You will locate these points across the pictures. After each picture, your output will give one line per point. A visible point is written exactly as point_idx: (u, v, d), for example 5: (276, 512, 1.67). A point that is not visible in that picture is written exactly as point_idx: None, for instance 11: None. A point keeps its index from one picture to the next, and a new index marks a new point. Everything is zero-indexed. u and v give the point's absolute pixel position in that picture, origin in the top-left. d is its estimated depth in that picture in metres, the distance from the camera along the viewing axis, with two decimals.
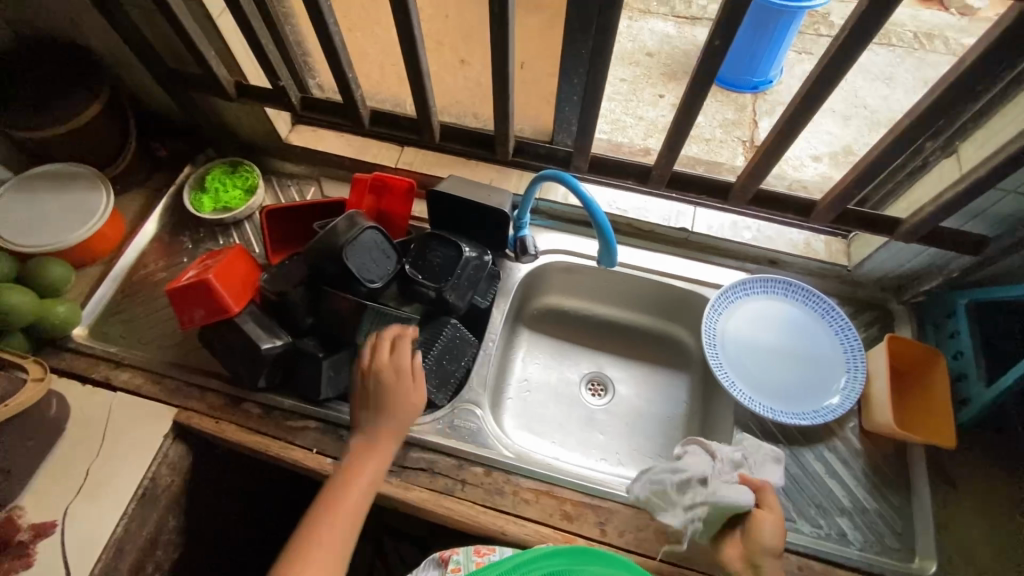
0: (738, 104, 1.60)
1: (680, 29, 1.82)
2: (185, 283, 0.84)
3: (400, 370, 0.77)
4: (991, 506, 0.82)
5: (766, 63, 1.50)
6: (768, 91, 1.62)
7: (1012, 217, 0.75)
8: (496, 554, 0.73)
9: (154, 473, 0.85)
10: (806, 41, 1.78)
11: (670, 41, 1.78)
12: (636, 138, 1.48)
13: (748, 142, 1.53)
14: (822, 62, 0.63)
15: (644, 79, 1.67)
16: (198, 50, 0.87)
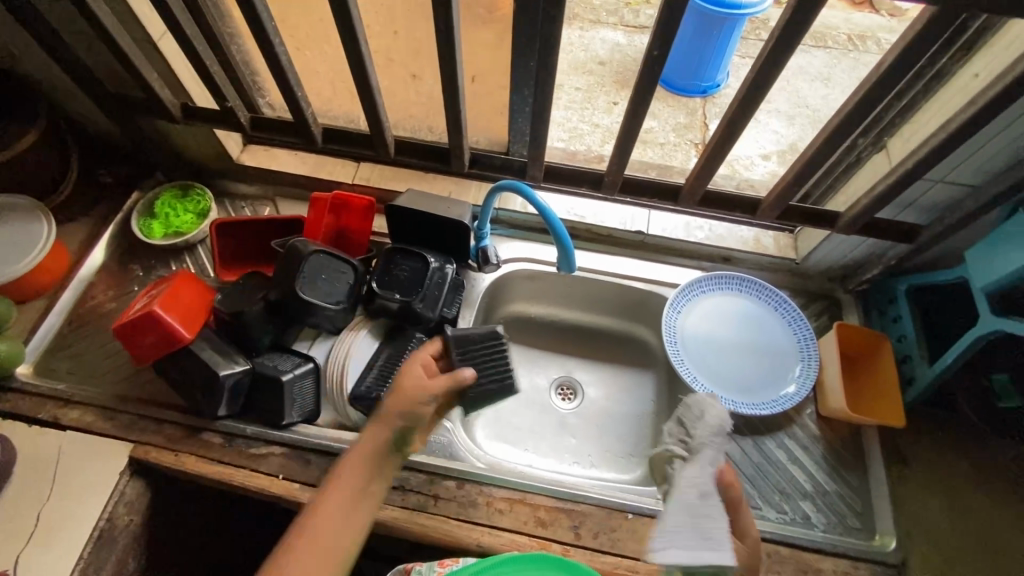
0: (689, 108, 1.66)
1: (630, 37, 1.87)
2: (132, 316, 0.81)
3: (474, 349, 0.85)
4: (943, 480, 0.87)
5: (713, 69, 1.55)
6: (715, 95, 1.68)
7: (940, 206, 0.81)
8: (460, 563, 0.71)
9: (111, 513, 0.81)
10: (748, 46, 1.86)
11: (621, 49, 1.83)
12: (593, 145, 1.52)
13: (700, 144, 1.59)
14: (752, 70, 0.66)
15: (598, 87, 1.71)
16: (140, 74, 0.84)
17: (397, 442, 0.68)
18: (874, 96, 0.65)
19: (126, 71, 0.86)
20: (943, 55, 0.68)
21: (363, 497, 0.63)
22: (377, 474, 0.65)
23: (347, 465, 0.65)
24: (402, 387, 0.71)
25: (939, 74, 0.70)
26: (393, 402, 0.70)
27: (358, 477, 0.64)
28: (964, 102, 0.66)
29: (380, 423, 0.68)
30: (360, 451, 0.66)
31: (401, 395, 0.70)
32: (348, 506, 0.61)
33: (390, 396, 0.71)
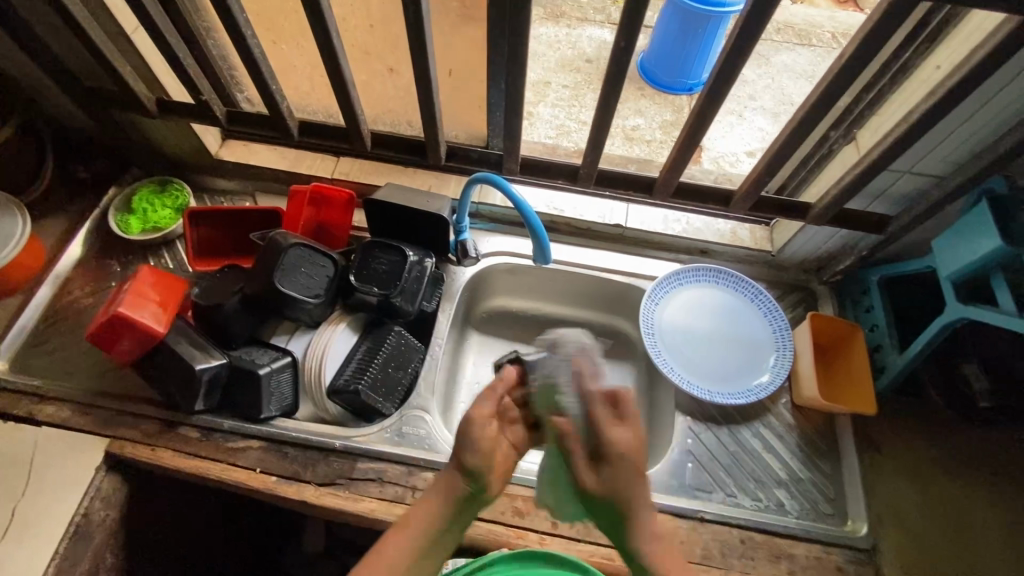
0: (676, 105, 1.67)
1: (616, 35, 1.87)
2: (100, 324, 0.81)
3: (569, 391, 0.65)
4: (913, 465, 0.88)
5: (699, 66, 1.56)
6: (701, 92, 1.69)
7: (908, 196, 0.82)
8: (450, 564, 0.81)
9: (86, 508, 0.81)
10: None
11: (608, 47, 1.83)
12: (579, 142, 1.53)
13: None
14: (719, 61, 0.67)
15: (585, 85, 1.72)
16: (113, 67, 0.84)
17: (472, 489, 0.62)
18: (838, 87, 0.66)
19: (99, 64, 0.85)
20: (908, 46, 0.70)
21: (428, 544, 0.59)
22: (447, 521, 0.61)
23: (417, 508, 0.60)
24: (465, 425, 0.63)
25: (905, 65, 0.71)
26: (461, 446, 0.62)
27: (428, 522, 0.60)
28: (925, 93, 0.67)
29: (449, 469, 0.62)
30: (428, 499, 0.61)
31: (467, 436, 0.62)
32: (412, 554, 0.58)
33: (456, 438, 0.63)
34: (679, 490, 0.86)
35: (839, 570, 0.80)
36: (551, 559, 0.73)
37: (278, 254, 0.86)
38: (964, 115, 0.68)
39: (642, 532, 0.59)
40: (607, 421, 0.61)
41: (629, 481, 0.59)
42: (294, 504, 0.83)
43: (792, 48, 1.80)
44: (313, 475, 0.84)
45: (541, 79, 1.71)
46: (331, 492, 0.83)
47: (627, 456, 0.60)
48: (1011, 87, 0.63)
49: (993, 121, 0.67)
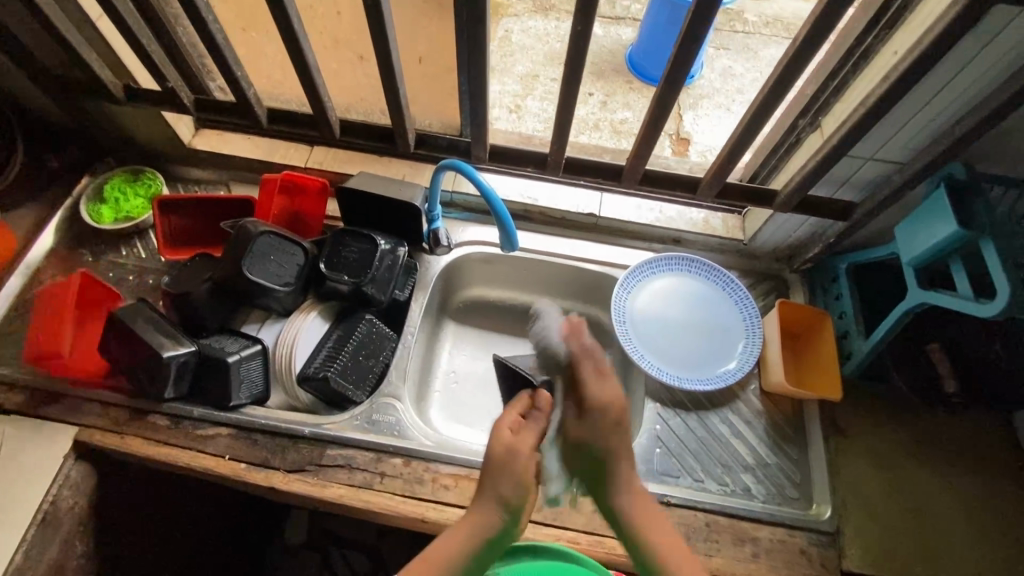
0: None
1: (607, 29, 1.77)
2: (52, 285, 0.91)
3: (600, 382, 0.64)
4: (877, 450, 0.89)
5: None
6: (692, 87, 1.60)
7: (873, 183, 0.83)
8: None
9: (55, 495, 0.81)
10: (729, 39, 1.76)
11: (598, 41, 1.74)
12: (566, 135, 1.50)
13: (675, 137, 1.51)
14: (676, 46, 0.67)
15: None
16: (78, 55, 0.84)
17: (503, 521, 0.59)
18: (795, 72, 0.67)
19: (64, 52, 0.85)
20: (868, 33, 0.70)
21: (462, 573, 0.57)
22: (483, 553, 0.58)
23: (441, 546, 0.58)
24: (498, 459, 0.59)
25: (866, 51, 0.72)
26: (499, 478, 0.59)
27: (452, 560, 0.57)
28: (882, 78, 0.68)
29: (481, 503, 0.59)
30: (461, 527, 0.58)
31: (503, 471, 0.59)
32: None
33: (487, 474, 0.59)
34: (646, 475, 0.87)
35: (802, 552, 0.82)
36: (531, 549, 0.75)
37: (248, 241, 0.86)
38: (921, 101, 0.69)
39: (620, 489, 0.61)
40: (587, 382, 0.63)
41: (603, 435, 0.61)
42: (263, 490, 0.84)
43: (783, 41, 1.73)
44: (282, 462, 0.85)
45: (528, 72, 1.66)
46: (300, 479, 0.83)
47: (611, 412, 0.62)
48: (963, 72, 0.64)
49: (948, 107, 0.68)
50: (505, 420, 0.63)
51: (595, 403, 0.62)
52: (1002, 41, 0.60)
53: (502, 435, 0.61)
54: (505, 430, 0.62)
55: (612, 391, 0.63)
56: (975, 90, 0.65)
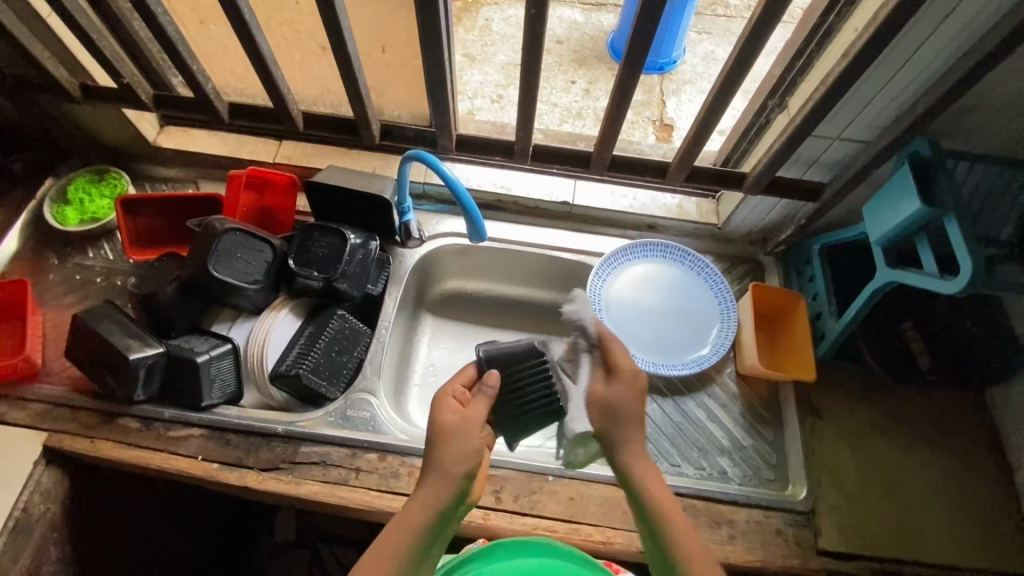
0: (646, 84, 1.57)
1: (587, 15, 1.76)
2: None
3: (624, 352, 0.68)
4: (852, 429, 0.90)
5: (668, 45, 1.49)
6: (672, 72, 1.59)
7: (839, 162, 0.82)
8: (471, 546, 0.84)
9: (26, 501, 0.80)
10: (708, 19, 1.73)
11: (579, 28, 1.72)
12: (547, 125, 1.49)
13: (657, 121, 1.50)
14: (632, 27, 0.66)
15: (555, 67, 1.64)
16: (29, 53, 0.82)
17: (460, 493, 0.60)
18: (753, 51, 0.67)
19: (15, 50, 0.82)
20: (828, 11, 0.69)
21: (418, 548, 0.57)
22: (438, 525, 0.59)
23: (400, 525, 0.57)
24: (448, 429, 0.61)
25: (828, 30, 0.71)
26: (450, 454, 0.59)
27: (413, 532, 0.57)
28: (841, 55, 0.68)
29: (434, 477, 0.59)
30: (411, 507, 0.58)
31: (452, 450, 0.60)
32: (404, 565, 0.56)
33: (438, 444, 0.60)
34: None
35: (778, 532, 0.83)
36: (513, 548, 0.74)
37: (212, 237, 0.85)
38: (883, 78, 0.69)
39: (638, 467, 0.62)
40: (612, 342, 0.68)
41: (633, 398, 0.64)
42: (237, 490, 0.83)
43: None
44: (256, 460, 0.84)
45: (509, 61, 1.63)
46: (274, 477, 0.83)
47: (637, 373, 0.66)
48: (919, 48, 0.64)
49: (908, 84, 0.68)
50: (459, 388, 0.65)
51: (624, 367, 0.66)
52: (955, 17, 0.60)
53: (451, 419, 0.61)
54: (449, 412, 0.62)
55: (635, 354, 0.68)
56: (933, 67, 0.65)
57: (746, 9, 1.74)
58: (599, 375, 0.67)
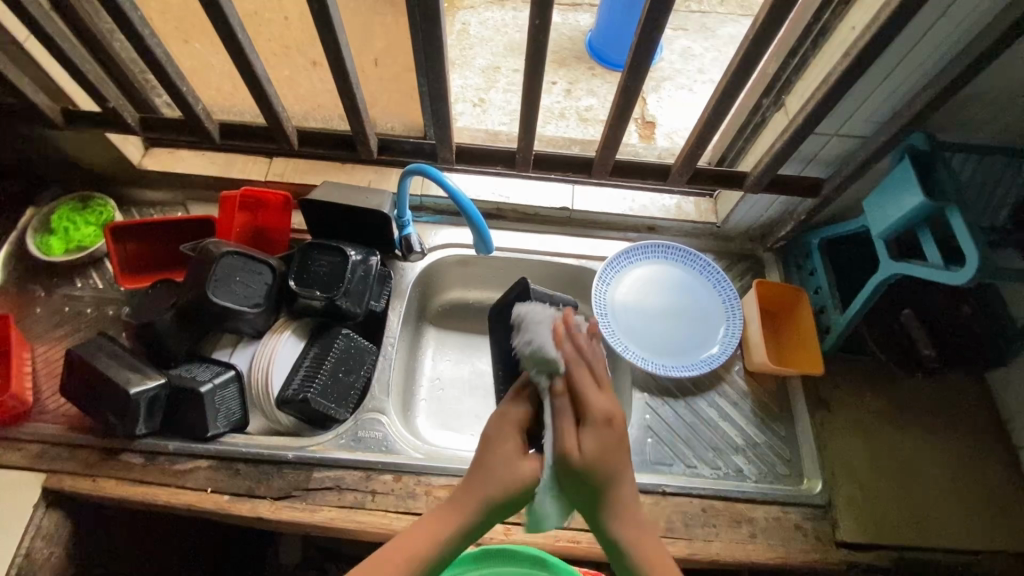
0: None
1: (564, 15, 1.76)
2: None
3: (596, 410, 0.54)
4: (862, 420, 0.91)
5: None
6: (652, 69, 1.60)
7: (839, 158, 0.83)
8: None
9: (28, 548, 0.76)
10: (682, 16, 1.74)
11: (556, 29, 1.72)
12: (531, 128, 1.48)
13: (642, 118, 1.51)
14: (636, 33, 0.66)
15: None
16: (10, 80, 0.78)
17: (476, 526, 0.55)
18: (757, 52, 0.67)
19: None
20: (824, 11, 0.70)
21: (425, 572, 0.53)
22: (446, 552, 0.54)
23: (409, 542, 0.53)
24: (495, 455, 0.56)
25: (823, 30, 0.72)
26: (484, 474, 0.55)
27: (418, 552, 0.53)
28: (841, 55, 0.69)
29: (461, 495, 0.55)
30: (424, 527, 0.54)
31: (489, 467, 0.55)
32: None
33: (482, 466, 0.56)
34: (639, 466, 0.87)
35: (797, 527, 0.83)
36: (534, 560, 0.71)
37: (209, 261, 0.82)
38: (881, 74, 0.69)
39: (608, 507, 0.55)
40: (589, 390, 0.55)
41: (609, 459, 0.54)
42: (250, 521, 0.81)
43: (739, 18, 1.73)
44: (267, 489, 0.82)
45: (489, 65, 1.62)
46: (288, 505, 0.81)
47: (609, 423, 0.54)
48: (916, 47, 0.65)
49: (905, 82, 0.69)
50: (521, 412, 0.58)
51: (576, 450, 0.53)
52: (952, 14, 0.60)
53: (494, 431, 0.57)
54: (493, 425, 0.58)
55: (610, 401, 0.55)
56: (931, 62, 0.66)
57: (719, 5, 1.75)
58: (568, 426, 0.54)
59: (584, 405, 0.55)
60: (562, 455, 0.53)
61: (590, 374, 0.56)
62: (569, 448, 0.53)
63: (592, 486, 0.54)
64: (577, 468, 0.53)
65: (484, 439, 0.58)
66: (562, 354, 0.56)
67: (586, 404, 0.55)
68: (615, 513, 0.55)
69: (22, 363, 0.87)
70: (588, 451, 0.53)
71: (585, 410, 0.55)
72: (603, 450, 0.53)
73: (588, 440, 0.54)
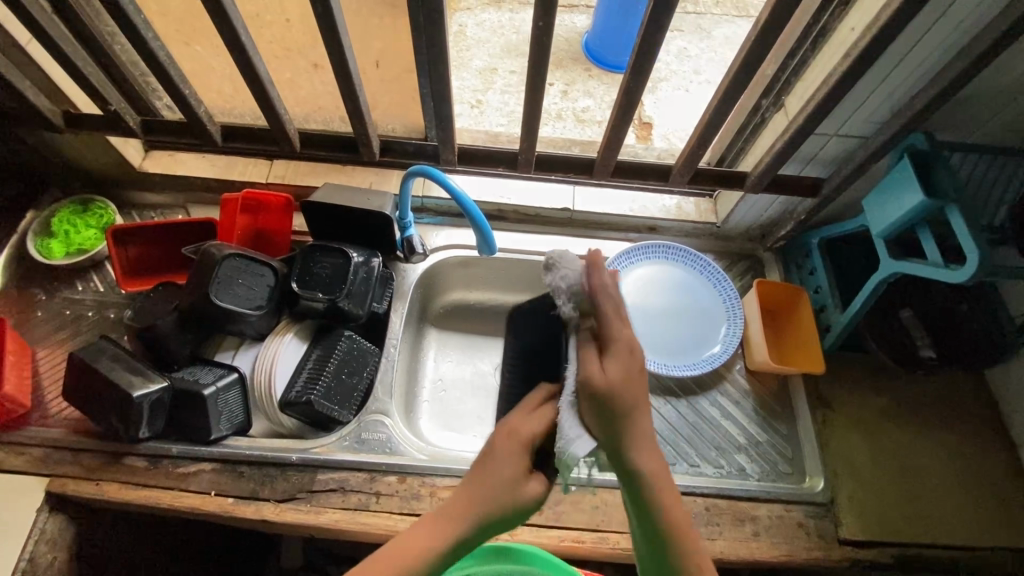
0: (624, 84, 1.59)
1: (561, 17, 1.76)
2: None
3: (621, 337, 0.52)
4: (863, 418, 0.91)
5: None
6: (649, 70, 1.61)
7: (838, 158, 0.84)
8: None
9: (32, 552, 0.76)
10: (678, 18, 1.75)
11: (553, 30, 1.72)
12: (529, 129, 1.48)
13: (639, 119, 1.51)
14: (638, 35, 0.66)
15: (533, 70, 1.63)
16: (11, 84, 0.78)
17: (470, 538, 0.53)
18: (757, 54, 0.67)
19: None
20: (823, 13, 0.71)
21: None
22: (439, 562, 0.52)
23: (402, 554, 0.51)
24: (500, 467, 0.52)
25: (822, 31, 0.73)
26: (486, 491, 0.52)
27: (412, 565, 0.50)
28: (841, 56, 0.69)
29: (459, 506, 0.52)
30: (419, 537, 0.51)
31: (490, 482, 0.52)
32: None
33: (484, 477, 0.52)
34: None
35: (800, 525, 0.84)
36: (540, 560, 0.71)
37: (211, 263, 0.82)
38: (879, 75, 0.70)
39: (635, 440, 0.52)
40: (612, 315, 0.52)
41: (631, 386, 0.51)
42: (254, 523, 0.81)
43: (735, 19, 1.74)
44: (272, 492, 0.82)
45: (487, 66, 1.62)
46: (292, 508, 0.81)
47: (633, 352, 0.52)
48: (914, 48, 0.66)
49: (903, 83, 0.70)
50: (536, 429, 0.53)
51: (603, 376, 0.50)
52: (950, 15, 0.61)
53: (502, 445, 0.53)
54: (503, 437, 0.53)
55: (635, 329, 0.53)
56: (929, 63, 0.67)
57: (715, 6, 1.76)
58: (591, 354, 0.52)
59: (608, 331, 0.52)
60: (584, 379, 0.51)
61: (616, 298, 0.53)
62: (592, 371, 0.51)
63: (615, 413, 0.50)
64: (600, 392, 0.50)
65: (489, 448, 0.53)
66: (588, 281, 0.54)
67: (609, 329, 0.53)
68: (637, 443, 0.52)
69: (23, 366, 0.87)
70: (614, 372, 0.51)
71: (608, 336, 0.53)
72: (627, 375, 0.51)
73: (615, 366, 0.51)
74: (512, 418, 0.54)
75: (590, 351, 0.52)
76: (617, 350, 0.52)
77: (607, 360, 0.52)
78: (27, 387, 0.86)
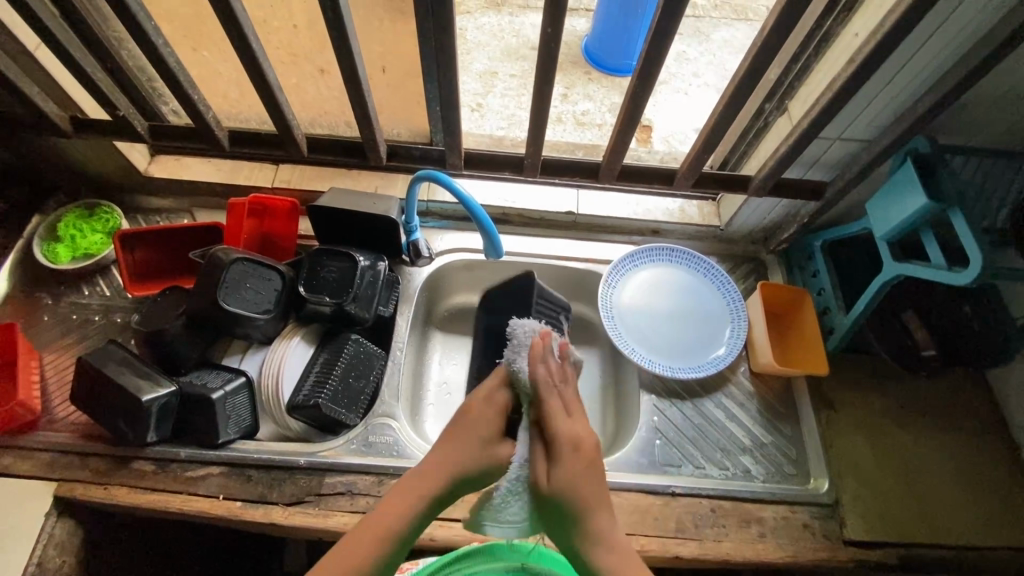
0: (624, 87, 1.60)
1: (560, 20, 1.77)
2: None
3: (569, 439, 0.55)
4: (867, 420, 0.92)
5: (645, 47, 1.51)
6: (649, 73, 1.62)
7: (841, 161, 0.85)
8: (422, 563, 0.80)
9: (41, 556, 0.76)
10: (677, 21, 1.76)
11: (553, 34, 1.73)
12: None
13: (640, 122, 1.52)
14: (646, 40, 0.67)
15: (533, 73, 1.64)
16: (21, 90, 0.79)
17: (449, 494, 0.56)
18: (763, 59, 0.68)
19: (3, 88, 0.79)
20: (827, 19, 0.72)
21: (402, 538, 0.53)
22: (424, 517, 0.55)
23: (388, 503, 0.54)
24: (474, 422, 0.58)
25: (827, 36, 0.73)
26: (461, 441, 0.57)
27: (395, 515, 0.53)
28: (846, 61, 0.70)
29: (438, 463, 0.56)
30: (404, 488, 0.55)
31: (465, 434, 0.57)
32: (386, 552, 0.52)
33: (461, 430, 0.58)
34: (648, 468, 0.88)
35: (805, 526, 0.84)
36: (552, 560, 0.71)
37: (218, 268, 0.82)
38: (883, 80, 0.71)
39: (590, 543, 0.52)
40: (555, 415, 0.56)
41: (579, 487, 0.53)
42: (263, 527, 0.81)
43: (734, 22, 1.75)
44: (280, 495, 0.82)
45: (487, 69, 1.63)
46: (301, 511, 0.81)
47: (578, 450, 0.54)
48: (918, 53, 0.67)
49: (907, 87, 0.71)
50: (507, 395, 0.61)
51: (546, 479, 0.54)
52: (953, 21, 0.62)
53: (478, 406, 0.59)
54: (479, 400, 0.60)
55: (580, 427, 0.56)
56: (933, 69, 0.68)
57: (714, 9, 1.77)
58: (540, 455, 0.56)
59: (551, 431, 0.55)
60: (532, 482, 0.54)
61: (558, 394, 0.58)
62: (538, 475, 0.54)
63: (563, 516, 0.53)
64: (546, 496, 0.53)
65: (464, 411, 0.59)
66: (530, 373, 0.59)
67: (552, 431, 0.55)
68: (593, 544, 0.52)
69: (31, 370, 0.87)
70: (557, 477, 0.53)
71: (552, 438, 0.55)
72: (576, 477, 0.53)
73: (564, 471, 0.53)
74: (485, 386, 0.61)
75: (538, 454, 0.55)
76: (566, 449, 0.54)
77: (549, 464, 0.54)
78: (35, 392, 0.86)
